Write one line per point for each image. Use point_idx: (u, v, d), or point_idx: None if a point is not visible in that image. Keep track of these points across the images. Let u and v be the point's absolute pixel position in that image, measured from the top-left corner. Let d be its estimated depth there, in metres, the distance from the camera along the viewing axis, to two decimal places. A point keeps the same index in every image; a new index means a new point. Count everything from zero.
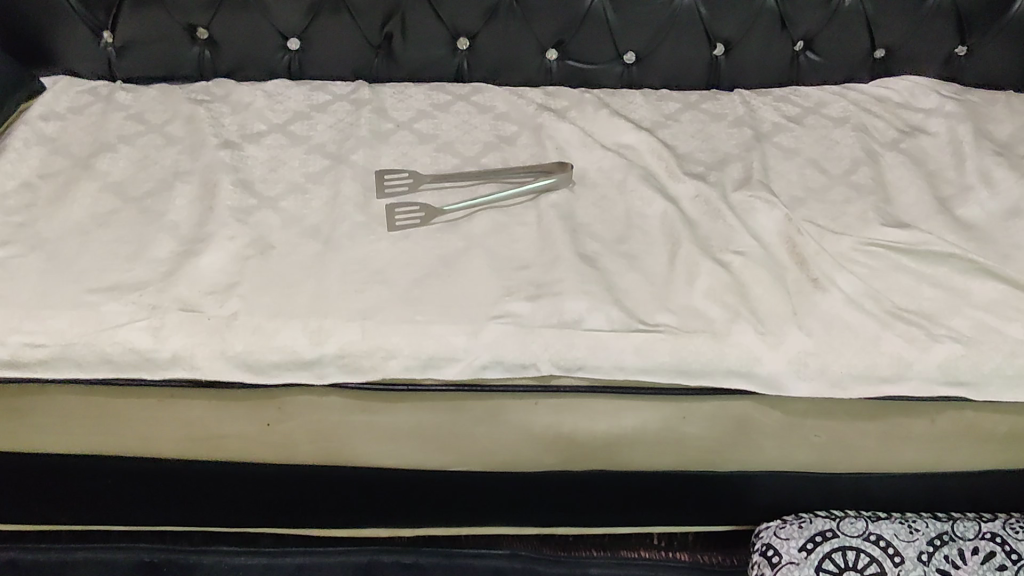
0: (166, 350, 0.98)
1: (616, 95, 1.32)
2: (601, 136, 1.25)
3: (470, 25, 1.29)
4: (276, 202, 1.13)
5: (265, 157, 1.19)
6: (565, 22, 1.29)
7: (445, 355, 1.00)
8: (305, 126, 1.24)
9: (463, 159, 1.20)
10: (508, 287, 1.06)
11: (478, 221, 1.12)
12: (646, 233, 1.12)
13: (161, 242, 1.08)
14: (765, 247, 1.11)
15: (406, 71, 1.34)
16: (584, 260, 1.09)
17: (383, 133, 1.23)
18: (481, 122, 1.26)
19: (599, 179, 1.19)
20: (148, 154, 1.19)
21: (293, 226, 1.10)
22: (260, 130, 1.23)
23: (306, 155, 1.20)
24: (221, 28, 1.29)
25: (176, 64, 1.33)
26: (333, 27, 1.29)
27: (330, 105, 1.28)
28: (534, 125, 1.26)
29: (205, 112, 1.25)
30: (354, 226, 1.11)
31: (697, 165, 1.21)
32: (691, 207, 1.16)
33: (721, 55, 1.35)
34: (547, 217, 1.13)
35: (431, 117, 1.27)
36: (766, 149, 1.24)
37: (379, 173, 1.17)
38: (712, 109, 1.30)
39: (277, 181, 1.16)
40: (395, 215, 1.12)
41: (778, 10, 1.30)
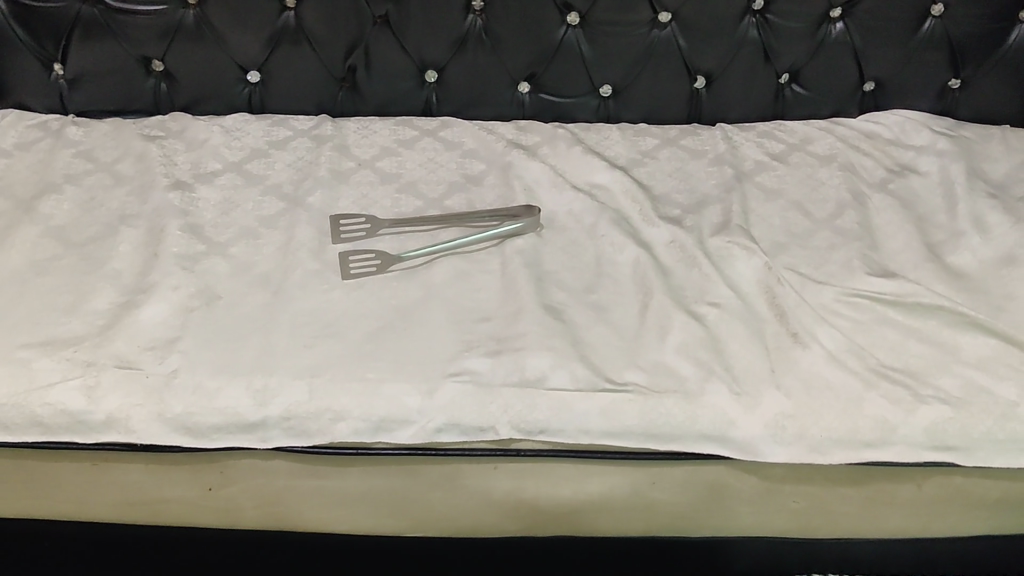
0: (100, 412, 0.93)
1: (591, 131, 1.26)
2: (573, 176, 1.19)
3: (438, 57, 1.23)
4: (225, 249, 1.07)
5: (217, 198, 1.13)
6: (537, 54, 1.23)
7: (398, 417, 0.94)
8: (262, 165, 1.18)
9: (426, 202, 1.14)
10: (466, 342, 0.99)
11: (438, 269, 1.06)
12: (616, 282, 1.06)
13: (101, 292, 1.02)
14: (743, 297, 1.04)
15: (372, 105, 1.28)
16: (549, 311, 1.02)
17: (343, 172, 1.17)
18: (447, 159, 1.20)
19: (568, 222, 1.12)
20: (94, 195, 1.13)
21: (242, 275, 1.04)
22: (214, 169, 1.17)
23: (260, 196, 1.13)
24: (177, 60, 1.23)
25: (130, 97, 1.26)
26: (294, 59, 1.23)
27: (290, 142, 1.22)
28: (503, 163, 1.20)
29: (158, 150, 1.19)
30: (307, 274, 1.05)
31: (674, 208, 1.15)
32: (665, 253, 1.09)
33: (702, 88, 1.28)
34: (512, 264, 1.07)
35: (395, 155, 1.21)
36: (747, 190, 1.17)
37: (335, 218, 1.11)
38: (692, 146, 1.24)
39: (228, 225, 1.10)
40: (350, 263, 1.06)
41: (761, 41, 1.23)
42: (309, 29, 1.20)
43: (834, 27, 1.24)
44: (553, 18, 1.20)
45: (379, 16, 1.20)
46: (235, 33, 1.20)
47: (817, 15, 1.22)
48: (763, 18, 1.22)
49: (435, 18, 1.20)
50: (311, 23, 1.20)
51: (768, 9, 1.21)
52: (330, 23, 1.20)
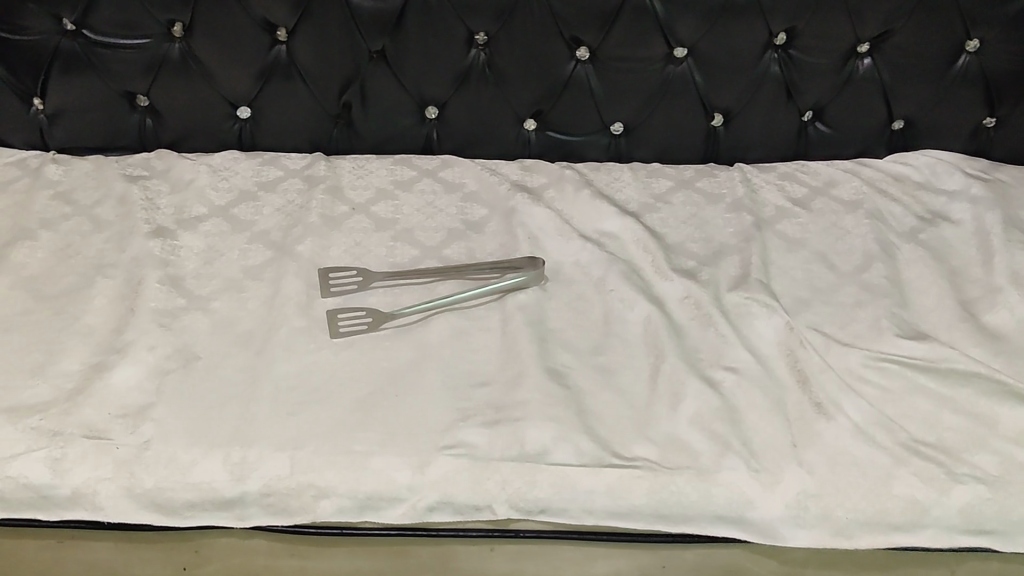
0: (65, 488, 0.86)
1: (601, 171, 1.19)
2: (581, 222, 1.11)
3: (439, 93, 1.16)
4: (207, 303, 1.00)
5: (201, 245, 1.06)
6: (544, 90, 1.16)
7: (387, 495, 0.87)
8: (250, 210, 1.11)
9: (423, 251, 1.07)
10: (462, 411, 0.92)
11: (434, 326, 0.99)
12: (626, 343, 0.98)
13: (73, 352, 0.95)
14: (762, 361, 0.97)
15: (369, 142, 1.21)
16: (552, 376, 0.94)
17: (335, 217, 1.10)
18: (447, 203, 1.13)
19: (575, 274, 1.04)
20: (71, 241, 1.07)
21: (224, 334, 0.97)
22: (199, 214, 1.10)
23: (247, 244, 1.06)
24: (162, 95, 1.16)
25: (115, 133, 1.19)
26: (286, 94, 1.16)
27: (280, 184, 1.14)
28: (506, 208, 1.12)
29: (140, 192, 1.12)
30: (293, 331, 0.98)
31: (689, 259, 1.07)
32: (679, 309, 1.01)
33: (720, 126, 1.20)
34: (513, 323, 0.99)
35: (392, 198, 1.13)
36: (768, 239, 1.09)
37: (325, 270, 1.03)
38: (708, 189, 1.16)
39: (211, 276, 1.03)
40: (339, 320, 0.99)
41: (783, 77, 1.16)
42: (301, 63, 1.13)
43: (862, 62, 1.16)
44: (561, 53, 1.13)
45: (375, 51, 1.13)
46: (224, 67, 1.14)
47: (843, 51, 1.14)
48: (786, 54, 1.14)
49: (435, 53, 1.13)
50: (304, 57, 1.13)
51: (791, 45, 1.14)
52: (324, 57, 1.13)
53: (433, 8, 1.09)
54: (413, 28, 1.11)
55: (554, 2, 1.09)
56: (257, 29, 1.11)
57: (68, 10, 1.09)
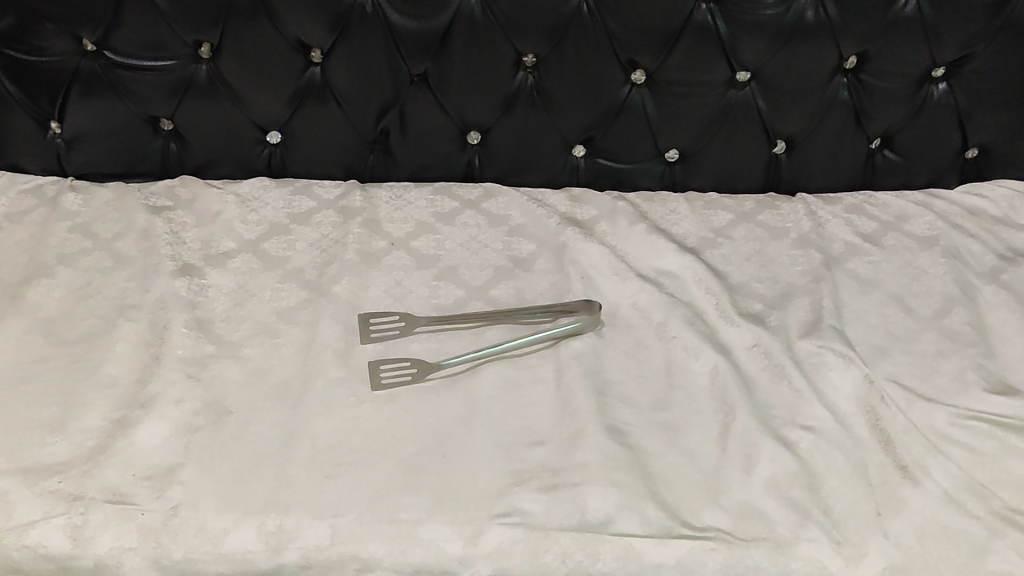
0: (87, 559, 0.79)
1: (656, 202, 1.11)
2: (637, 259, 1.03)
3: (483, 118, 1.09)
4: (238, 350, 0.93)
5: (231, 284, 0.99)
6: (596, 116, 1.08)
7: (436, 568, 0.79)
8: (282, 245, 1.03)
9: (469, 291, 0.99)
10: (517, 473, 0.84)
11: (484, 376, 0.92)
12: (692, 397, 0.90)
13: (94, 405, 0.88)
14: (840, 419, 0.89)
15: (407, 169, 1.13)
16: (613, 434, 0.87)
17: (373, 253, 1.03)
18: (492, 238, 1.05)
19: (633, 318, 0.97)
20: (91, 279, 0.99)
21: (256, 385, 0.90)
22: (228, 249, 1.03)
23: (279, 283, 0.99)
24: (188, 119, 1.08)
25: (137, 159, 1.12)
26: (320, 119, 1.09)
27: (313, 216, 1.07)
28: (556, 244, 1.04)
29: (164, 224, 1.05)
30: (331, 382, 0.90)
31: (755, 301, 0.99)
32: (747, 358, 0.93)
33: (782, 153, 1.12)
34: (569, 374, 0.91)
35: (433, 233, 1.06)
36: (839, 279, 1.01)
37: (365, 314, 0.96)
38: (771, 222, 1.08)
39: (242, 319, 0.96)
40: (381, 371, 0.91)
41: (852, 103, 1.08)
42: (337, 86, 1.06)
43: (937, 87, 1.08)
44: (615, 76, 1.05)
45: (416, 74, 1.05)
46: (254, 91, 1.06)
47: (918, 75, 1.06)
48: (856, 78, 1.07)
49: (481, 77, 1.05)
50: (340, 80, 1.05)
51: (862, 68, 1.06)
52: (361, 80, 1.05)
53: (480, 29, 1.01)
54: (458, 50, 1.03)
55: (610, 22, 1.01)
56: (290, 50, 1.03)
57: (89, 30, 1.02)
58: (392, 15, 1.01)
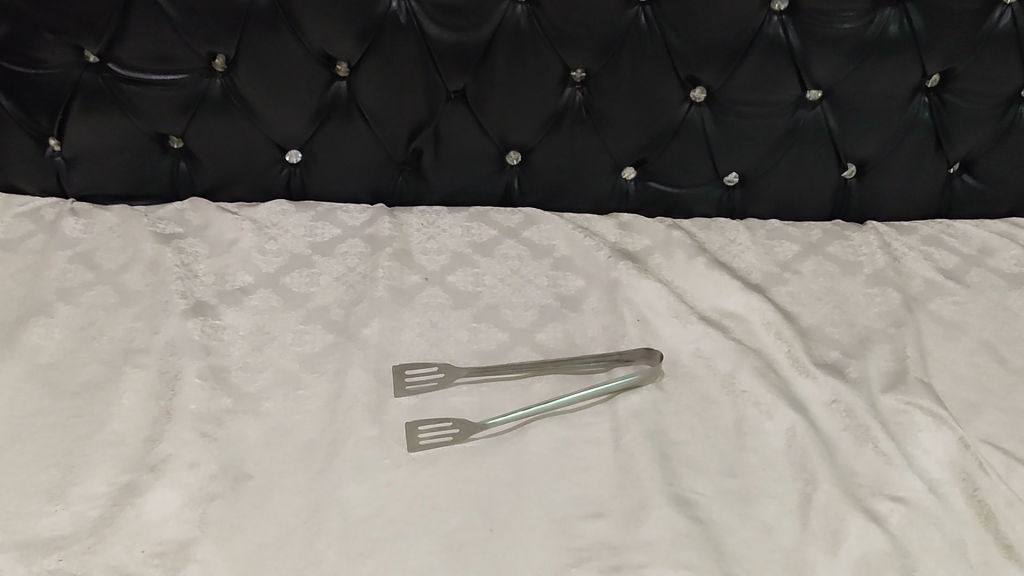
0: None
1: (713, 231, 1.01)
2: (696, 298, 0.94)
3: (525, 138, 0.98)
4: (258, 405, 0.83)
5: (249, 325, 0.89)
6: (651, 136, 0.98)
7: None
8: (304, 279, 0.94)
9: (513, 335, 0.89)
10: (575, 552, 0.74)
11: (532, 434, 0.82)
12: (767, 462, 0.81)
13: (97, 469, 0.78)
14: (934, 488, 0.79)
15: (440, 193, 1.03)
16: (681, 505, 0.77)
17: (406, 289, 0.93)
18: (535, 272, 0.96)
19: (696, 368, 0.87)
20: (94, 319, 0.89)
21: (278, 447, 0.80)
22: (245, 283, 0.93)
23: (302, 324, 0.89)
24: (200, 138, 0.98)
25: (143, 180, 1.02)
26: (345, 138, 0.99)
27: (338, 245, 0.97)
28: (607, 280, 0.94)
29: (174, 255, 0.95)
30: (363, 441, 0.80)
31: (831, 349, 0.89)
32: (826, 417, 0.84)
33: (852, 178, 1.02)
34: (629, 433, 0.82)
35: (470, 266, 0.96)
36: (922, 323, 0.92)
37: (399, 365, 0.86)
38: (841, 255, 0.99)
39: (262, 367, 0.86)
40: (419, 431, 0.81)
41: (933, 125, 0.98)
42: (365, 103, 0.96)
43: None
44: (673, 94, 0.95)
45: (453, 90, 0.95)
46: (273, 107, 0.96)
47: (1006, 94, 0.96)
48: (938, 98, 0.97)
49: (525, 94, 0.95)
50: (368, 96, 0.95)
51: (945, 87, 0.96)
52: (393, 96, 0.95)
53: (526, 41, 0.91)
54: (500, 64, 0.93)
55: (671, 35, 0.91)
56: (314, 63, 0.93)
57: (92, 41, 0.91)
58: (428, 26, 0.90)
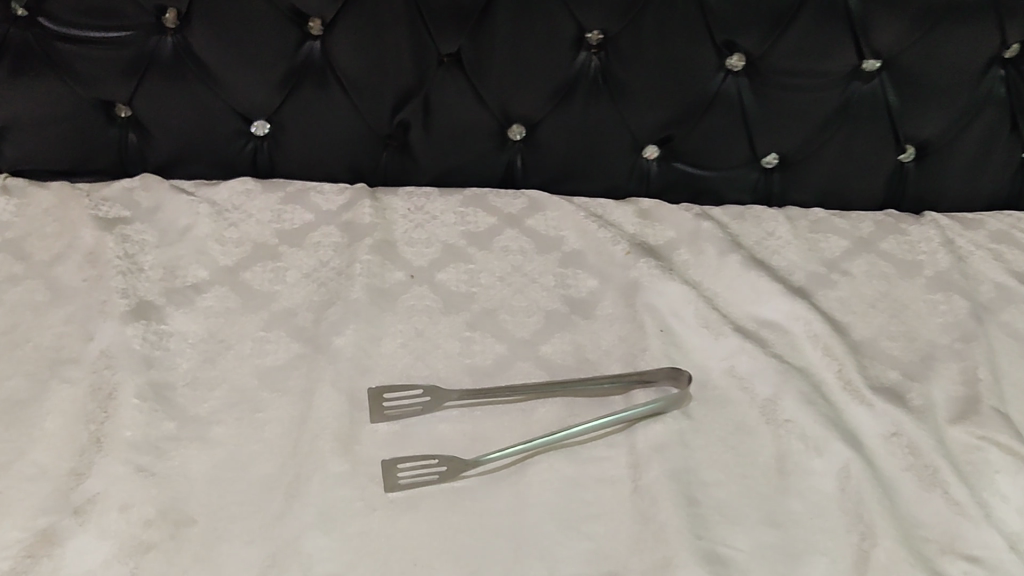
0: None
1: (748, 221, 0.87)
2: (729, 305, 0.80)
3: (530, 111, 0.84)
4: (207, 431, 0.69)
5: (200, 332, 0.75)
6: (679, 110, 0.84)
7: None
8: (268, 275, 0.80)
9: (513, 347, 0.76)
10: None
11: (534, 469, 0.68)
12: (815, 510, 0.67)
13: (10, 510, 0.64)
14: (1016, 546, 0.66)
15: (431, 172, 0.89)
16: (714, 564, 0.63)
17: (388, 289, 0.79)
18: (540, 269, 0.82)
19: (730, 390, 0.73)
20: (19, 320, 0.75)
21: (230, 485, 0.67)
22: (198, 279, 0.79)
23: (263, 331, 0.76)
24: (150, 106, 0.84)
25: (87, 154, 0.87)
26: (320, 108, 0.84)
27: (310, 234, 0.84)
28: (624, 281, 0.81)
29: (117, 244, 0.81)
30: (331, 479, 0.67)
31: (889, 368, 0.76)
32: (884, 454, 0.70)
33: (910, 162, 0.88)
34: (649, 472, 0.68)
35: (465, 262, 0.82)
36: (993, 336, 0.79)
37: (376, 390, 0.71)
38: (896, 252, 0.86)
39: (214, 385, 0.72)
40: (402, 466, 0.67)
41: (1009, 102, 0.84)
42: (343, 68, 0.81)
43: None
44: (706, 61, 0.81)
45: (447, 54, 0.81)
46: (235, 71, 0.82)
47: None
48: (1016, 71, 0.83)
49: (530, 59, 0.80)
50: (347, 60, 0.81)
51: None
52: (376, 60, 0.81)
53: None
54: (503, 23, 0.78)
55: None
56: (281, 19, 0.79)
57: None
58: None
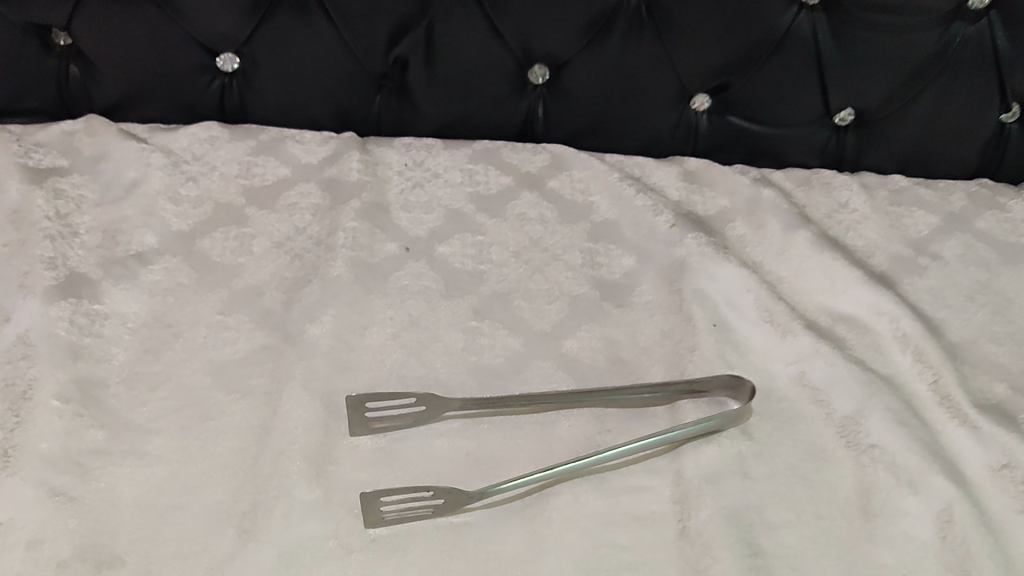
0: None
1: (817, 188, 0.73)
2: (797, 295, 0.66)
3: (556, 48, 0.69)
4: (143, 443, 0.55)
5: (143, 314, 0.61)
6: (739, 52, 0.68)
7: None
8: (230, 244, 0.65)
9: (530, 341, 0.61)
10: None
11: (554, 500, 0.54)
12: (911, 563, 0.53)
13: None
14: None
15: (434, 120, 0.74)
16: None
17: (378, 264, 0.64)
18: (565, 243, 0.67)
19: (800, 404, 0.59)
20: None
21: (168, 515, 0.52)
22: (145, 248, 0.64)
23: (221, 314, 0.61)
24: (94, 33, 0.69)
25: (19, 91, 0.72)
26: (300, 40, 0.69)
27: (286, 192, 0.69)
28: (668, 261, 0.66)
29: (47, 201, 0.66)
30: (297, 510, 0.52)
31: (995, 380, 0.61)
32: (995, 491, 0.56)
33: (1013, 122, 0.73)
34: (700, 510, 0.54)
35: (473, 231, 0.67)
36: None
37: (356, 400, 0.55)
38: (995, 233, 0.71)
39: (158, 383, 0.58)
40: (384, 503, 0.52)
41: None
42: None
43: None
44: None
45: None
46: None
47: None
48: None
49: None
50: None
51: None
52: None
53: None
54: None
55: None
56: None
57: None
58: None
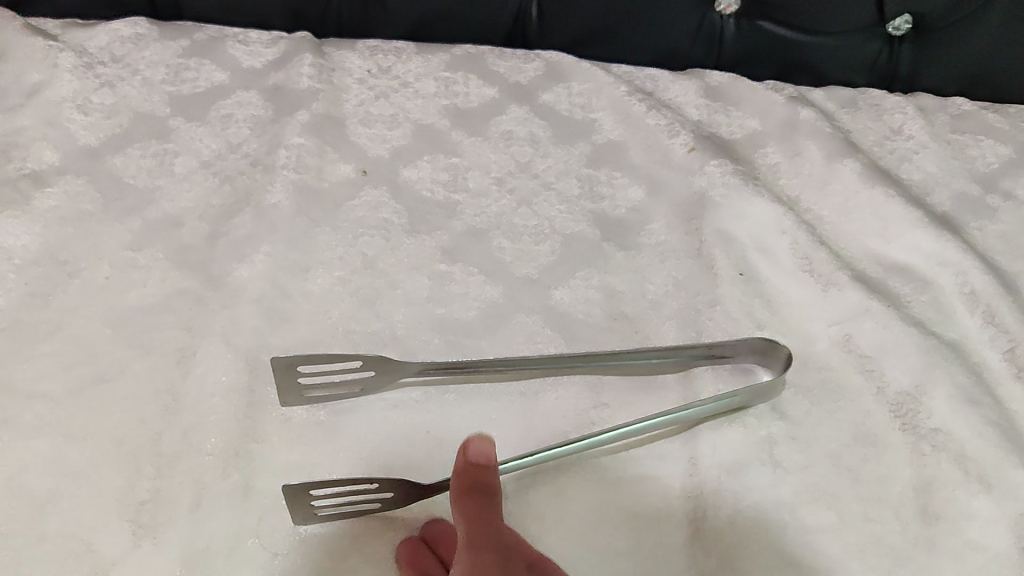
0: None
1: (863, 110, 0.61)
2: (840, 238, 0.54)
3: None
4: (19, 410, 0.43)
5: (34, 248, 0.49)
6: None
7: None
8: (148, 163, 0.53)
9: (513, 288, 0.49)
10: None
11: (533, 493, 0.43)
12: None
13: None
14: None
15: (406, 18, 0.62)
16: None
17: (328, 191, 0.53)
18: (558, 169, 0.56)
19: (842, 374, 0.48)
20: None
21: (44, 505, 0.41)
22: (43, 166, 0.52)
23: (130, 250, 0.49)
24: None
25: None
26: None
27: (222, 102, 0.57)
28: (684, 194, 0.55)
29: None
30: (206, 502, 0.41)
31: None
32: None
33: None
34: (717, 508, 0.43)
35: (446, 153, 0.56)
36: None
37: (285, 363, 0.43)
38: None
39: (44, 334, 0.46)
40: (319, 497, 0.40)
41: None
42: None
43: None
44: None
45: None
46: None
47: None
48: None
49: None
50: None
51: None
52: None
53: None
54: None
55: None
56: None
57: None
58: None
